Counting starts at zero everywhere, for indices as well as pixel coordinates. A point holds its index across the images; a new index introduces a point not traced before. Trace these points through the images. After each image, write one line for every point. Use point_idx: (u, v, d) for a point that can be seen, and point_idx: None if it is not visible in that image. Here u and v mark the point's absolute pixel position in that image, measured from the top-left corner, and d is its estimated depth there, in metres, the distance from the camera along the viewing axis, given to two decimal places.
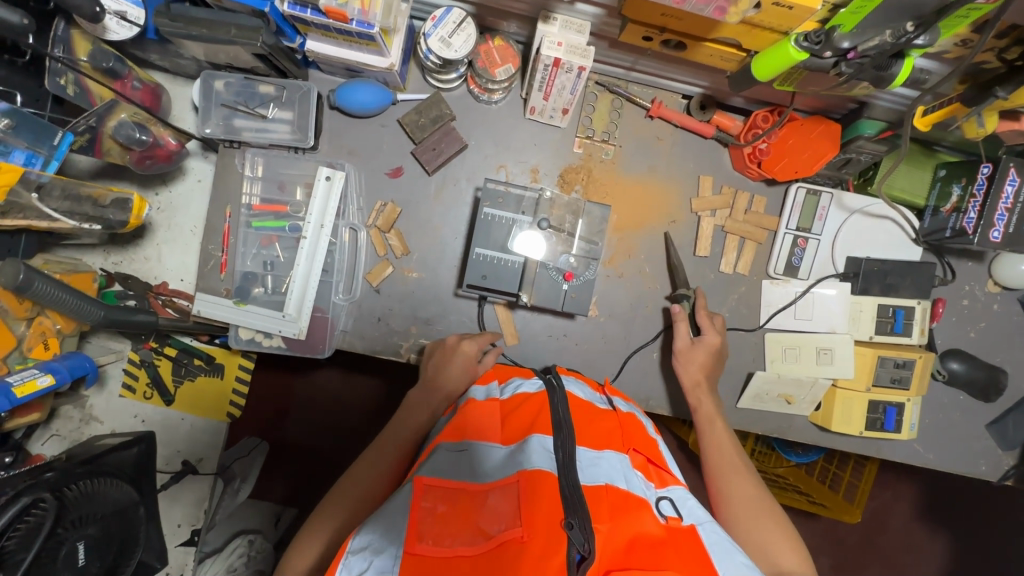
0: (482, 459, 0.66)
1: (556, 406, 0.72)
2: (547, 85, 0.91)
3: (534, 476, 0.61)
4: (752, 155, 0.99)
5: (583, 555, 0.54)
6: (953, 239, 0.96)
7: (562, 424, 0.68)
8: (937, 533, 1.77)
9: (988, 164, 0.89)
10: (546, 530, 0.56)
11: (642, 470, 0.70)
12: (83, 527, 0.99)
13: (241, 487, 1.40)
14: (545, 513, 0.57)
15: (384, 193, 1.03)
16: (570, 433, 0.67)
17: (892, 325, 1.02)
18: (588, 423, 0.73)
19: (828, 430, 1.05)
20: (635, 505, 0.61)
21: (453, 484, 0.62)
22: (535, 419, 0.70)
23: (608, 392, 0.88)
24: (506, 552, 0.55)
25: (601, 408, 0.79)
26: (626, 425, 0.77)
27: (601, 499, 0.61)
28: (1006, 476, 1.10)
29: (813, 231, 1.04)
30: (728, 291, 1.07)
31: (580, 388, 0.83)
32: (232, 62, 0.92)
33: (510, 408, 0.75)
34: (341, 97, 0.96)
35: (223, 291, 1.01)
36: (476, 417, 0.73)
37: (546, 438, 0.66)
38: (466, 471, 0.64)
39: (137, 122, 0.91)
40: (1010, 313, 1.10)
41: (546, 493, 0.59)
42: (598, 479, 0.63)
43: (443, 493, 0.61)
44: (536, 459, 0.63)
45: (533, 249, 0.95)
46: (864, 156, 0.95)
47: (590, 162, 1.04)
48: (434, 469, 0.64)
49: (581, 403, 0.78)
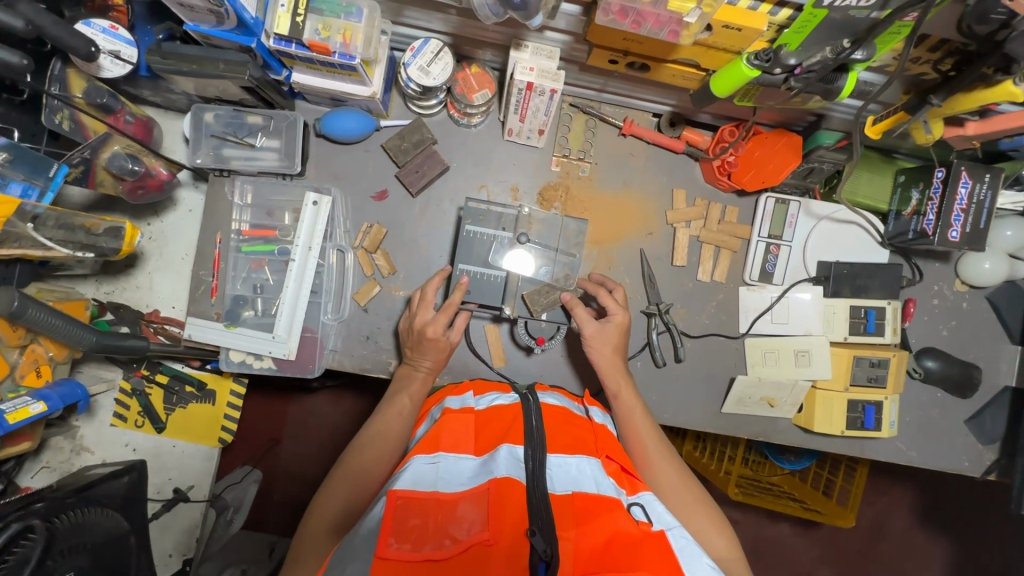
0: (453, 470, 0.69)
1: (528, 417, 0.76)
2: (522, 108, 0.95)
3: (504, 483, 0.63)
4: (721, 167, 1.05)
5: (547, 561, 0.55)
6: (917, 241, 1.00)
7: (533, 432, 0.72)
8: (935, 536, 1.81)
9: (942, 169, 0.94)
10: (512, 535, 0.59)
11: (614, 476, 0.73)
12: (72, 557, 0.99)
13: (234, 519, 1.47)
14: (513, 520, 0.60)
15: (369, 216, 1.06)
16: (541, 441, 0.70)
17: (865, 326, 1.04)
18: (557, 434, 0.76)
19: (811, 432, 1.08)
20: (604, 508, 0.64)
21: (426, 495, 0.64)
22: (508, 430, 0.74)
23: (586, 403, 0.93)
24: (472, 557, 0.57)
25: (576, 417, 0.85)
26: (600, 435, 0.81)
27: (569, 507, 0.63)
28: (988, 470, 1.13)
29: (784, 238, 1.08)
30: (706, 299, 1.10)
31: (556, 399, 0.88)
32: (221, 95, 0.95)
33: (486, 419, 0.79)
34: (325, 125, 1.00)
35: (213, 315, 1.03)
36: (447, 433, 0.75)
37: (516, 448, 0.70)
38: (438, 482, 0.67)
39: (129, 154, 0.93)
40: (980, 311, 1.14)
41: (513, 497, 0.62)
42: (568, 487, 0.67)
43: (416, 505, 0.62)
44: (505, 468, 0.66)
45: (516, 263, 0.99)
46: (826, 165, 0.99)
47: (567, 179, 1.09)
48: (409, 480, 0.66)
49: (556, 412, 0.83)
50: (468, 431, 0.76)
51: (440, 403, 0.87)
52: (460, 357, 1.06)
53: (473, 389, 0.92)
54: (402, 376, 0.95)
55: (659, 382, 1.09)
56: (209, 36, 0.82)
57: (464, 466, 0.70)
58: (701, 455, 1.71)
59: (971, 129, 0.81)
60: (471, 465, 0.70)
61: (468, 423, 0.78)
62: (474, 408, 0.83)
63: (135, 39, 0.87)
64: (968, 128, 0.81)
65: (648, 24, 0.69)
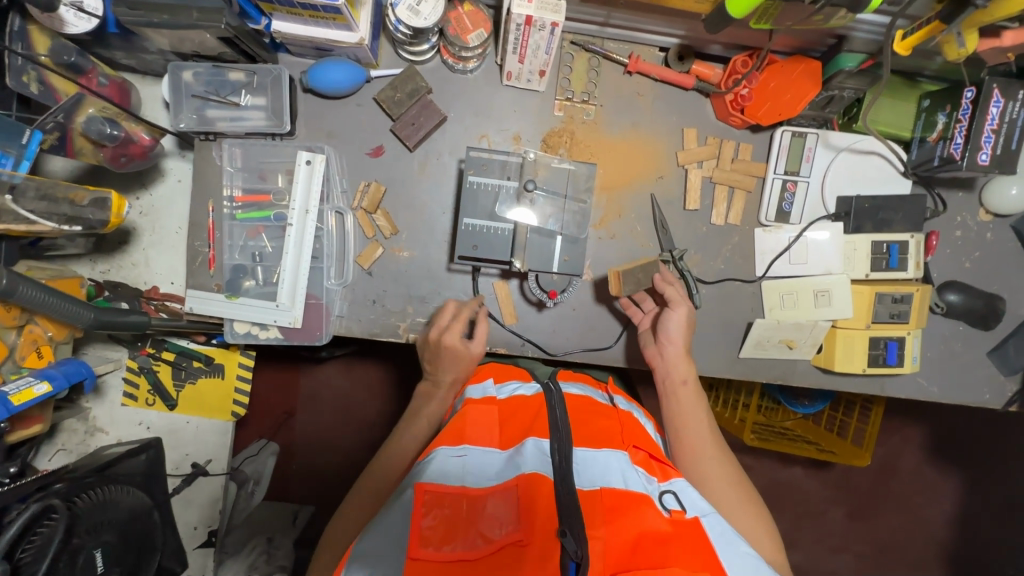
0: (480, 463, 0.72)
1: (551, 409, 0.80)
2: (522, 46, 0.89)
3: (534, 480, 0.68)
4: (734, 102, 0.99)
5: (578, 561, 0.61)
6: (942, 168, 0.96)
7: (559, 427, 0.76)
8: (947, 471, 1.83)
9: (972, 88, 0.88)
10: (543, 537, 0.63)
11: (644, 466, 0.76)
12: (98, 534, 1.02)
13: (257, 491, 1.57)
14: (543, 518, 0.65)
15: (367, 174, 1.01)
16: (566, 436, 0.74)
17: (887, 261, 1.01)
18: (583, 427, 0.80)
19: (832, 372, 1.06)
20: (633, 504, 0.68)
21: (453, 489, 0.68)
22: (533, 423, 0.78)
23: (611, 391, 1.00)
24: (504, 556, 0.62)
25: (603, 408, 0.88)
26: (625, 425, 0.85)
27: (598, 504, 0.68)
28: (1010, 401, 1.12)
29: (801, 174, 1.04)
30: (720, 243, 1.06)
31: (578, 388, 0.94)
32: (199, 49, 0.89)
33: (510, 412, 0.83)
34: (311, 78, 0.94)
35: (214, 287, 1.00)
36: (474, 424, 0.78)
37: (542, 441, 0.74)
38: (465, 476, 0.70)
39: (106, 117, 0.88)
40: (1004, 240, 1.10)
41: (542, 494, 0.67)
42: (595, 483, 0.70)
43: (442, 498, 0.67)
44: (531, 463, 0.70)
45: (521, 215, 0.94)
46: (847, 92, 0.94)
47: (571, 124, 1.03)
48: (436, 472, 0.69)
49: (581, 404, 0.87)
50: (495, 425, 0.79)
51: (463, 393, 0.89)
52: None
53: (494, 376, 0.94)
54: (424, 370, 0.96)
55: None
56: None
57: (491, 460, 0.73)
58: (715, 404, 1.71)
59: (1009, 39, 0.75)
60: (498, 460, 0.74)
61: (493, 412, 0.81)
62: (496, 397, 0.86)
63: None
64: (1005, 38, 0.76)
65: None
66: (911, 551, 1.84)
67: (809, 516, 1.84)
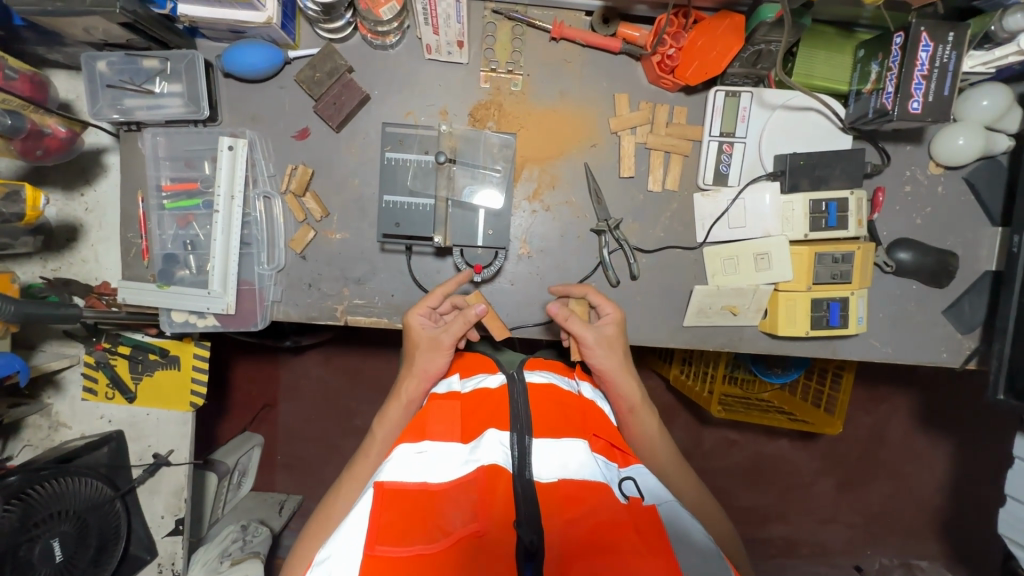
0: (441, 456, 0.74)
1: (515, 401, 0.81)
2: (432, 16, 0.87)
3: (493, 473, 0.69)
4: (662, 64, 0.96)
5: (533, 554, 0.61)
6: (877, 120, 0.92)
7: (519, 419, 0.77)
8: (932, 436, 1.80)
9: (900, 33, 0.84)
10: (501, 527, 0.64)
11: (605, 453, 0.80)
12: (57, 525, 1.08)
13: (242, 482, 1.70)
14: (502, 510, 0.66)
15: (294, 157, 1.01)
16: (526, 426, 0.75)
17: (826, 220, 0.98)
18: (546, 414, 0.80)
19: (777, 336, 1.04)
20: (593, 492, 0.68)
21: (414, 487, 0.69)
22: (493, 414, 0.79)
23: (577, 376, 0.97)
24: (463, 548, 0.62)
25: (569, 392, 0.88)
26: (587, 410, 0.86)
27: (556, 493, 0.68)
28: (968, 359, 1.09)
29: (737, 134, 1.01)
30: (659, 211, 1.04)
31: (543, 376, 0.89)
32: (108, 38, 0.88)
33: (473, 405, 0.83)
34: (227, 62, 0.93)
35: (149, 278, 1.01)
36: (437, 420, 0.80)
37: (502, 434, 0.75)
38: (426, 472, 0.71)
39: (8, 109, 0.83)
40: (956, 194, 1.07)
41: (499, 486, 0.68)
42: (554, 474, 0.71)
43: (402, 494, 0.68)
44: (491, 456, 0.71)
45: (492, 199, 1.00)
46: (774, 45, 0.92)
47: (499, 96, 1.01)
48: (396, 471, 0.71)
49: (545, 389, 0.85)
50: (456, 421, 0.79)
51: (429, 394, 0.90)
52: (407, 296, 1.03)
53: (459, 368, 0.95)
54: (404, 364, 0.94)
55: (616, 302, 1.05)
56: None
57: (452, 453, 0.74)
58: (687, 378, 1.69)
59: None
60: (459, 453, 0.74)
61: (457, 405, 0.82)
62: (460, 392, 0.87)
63: None
64: None
65: None
66: (899, 518, 1.82)
67: (793, 486, 1.83)
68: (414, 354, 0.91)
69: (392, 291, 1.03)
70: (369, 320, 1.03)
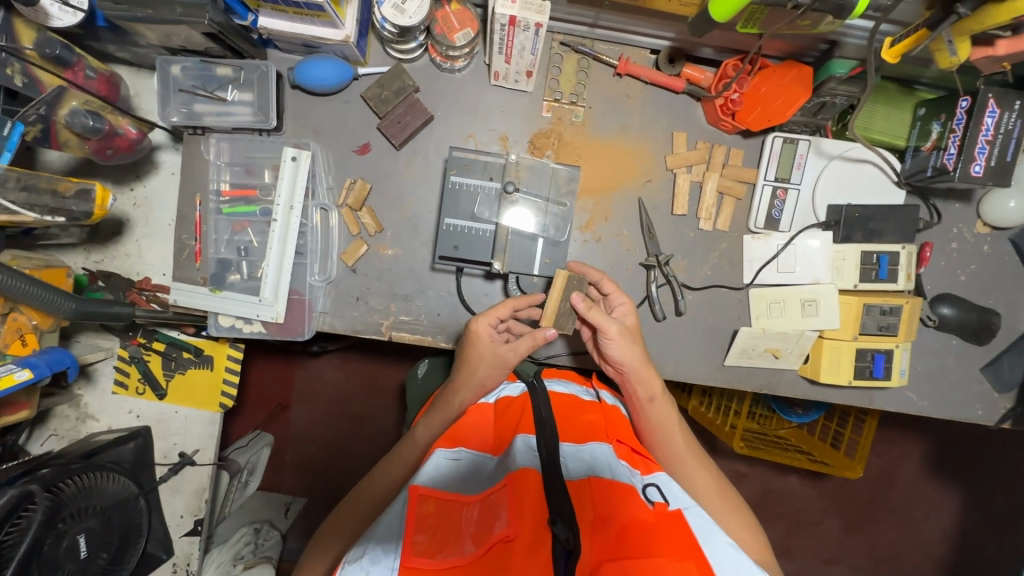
0: (472, 467, 0.73)
1: (539, 405, 0.77)
2: (507, 46, 0.88)
3: (522, 475, 0.63)
4: (724, 107, 0.97)
5: (569, 550, 0.56)
6: (935, 178, 0.94)
7: (544, 422, 0.73)
8: (946, 486, 1.80)
9: (966, 97, 0.86)
10: (533, 530, 0.59)
11: (628, 460, 0.76)
12: (82, 521, 1.06)
13: (251, 480, 1.60)
14: (532, 512, 0.60)
15: (352, 171, 1.02)
16: (552, 431, 0.70)
17: (877, 272, 1.00)
18: (571, 420, 0.80)
19: (818, 383, 1.04)
20: (620, 493, 0.65)
21: (447, 494, 0.66)
22: (520, 421, 0.77)
23: (594, 386, 0.97)
24: (495, 555, 0.58)
25: (585, 402, 0.88)
26: (609, 418, 0.85)
27: (586, 494, 0.65)
28: (1003, 418, 1.09)
29: (792, 181, 1.02)
30: (709, 249, 1.05)
31: (563, 386, 0.91)
32: (187, 45, 0.90)
33: (501, 414, 0.84)
34: (299, 74, 0.94)
35: (199, 280, 1.01)
36: (465, 428, 0.80)
37: (530, 438, 0.71)
38: (458, 480, 0.70)
39: (90, 110, 0.87)
40: (1002, 254, 1.08)
41: (530, 485, 0.62)
42: (582, 471, 0.68)
43: (437, 502, 0.65)
44: (522, 459, 0.66)
45: (523, 219, 0.98)
46: (839, 99, 0.92)
47: (560, 125, 1.02)
48: (428, 479, 0.68)
49: (565, 400, 0.85)
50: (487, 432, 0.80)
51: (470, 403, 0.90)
52: (452, 316, 1.03)
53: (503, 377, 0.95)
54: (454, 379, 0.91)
55: (660, 337, 1.05)
56: None
57: (484, 465, 0.73)
58: (707, 410, 1.69)
59: (1001, 49, 0.73)
60: (491, 465, 0.73)
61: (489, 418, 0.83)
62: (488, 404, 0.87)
63: None
64: (998, 47, 0.73)
65: None
66: (906, 565, 1.81)
67: (803, 526, 1.82)
68: (473, 362, 0.88)
69: (439, 310, 1.03)
70: (414, 337, 1.03)
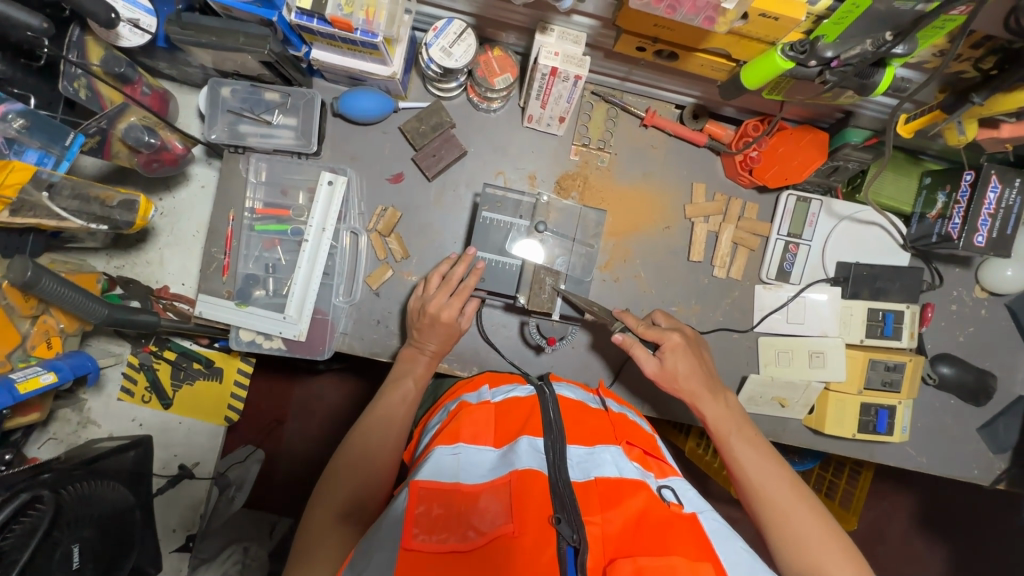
0: (474, 460, 0.68)
1: (546, 408, 0.74)
2: (545, 93, 0.93)
3: (526, 475, 0.63)
4: (743, 162, 1.02)
5: (575, 547, 0.56)
6: (939, 244, 0.99)
7: (551, 423, 0.71)
8: (935, 544, 1.80)
9: (971, 171, 0.92)
10: (537, 527, 0.58)
11: (639, 462, 0.72)
12: (77, 529, 1.00)
13: (234, 496, 1.49)
14: (537, 509, 0.60)
15: (385, 198, 1.05)
16: (560, 433, 0.70)
17: (882, 329, 1.04)
18: (579, 423, 0.76)
19: (822, 433, 1.07)
20: (629, 490, 0.64)
21: (448, 486, 0.63)
22: (527, 421, 0.73)
23: (601, 394, 0.91)
24: (498, 547, 0.57)
25: (592, 408, 0.83)
26: (618, 424, 0.80)
27: (594, 492, 0.63)
28: (998, 479, 1.11)
29: (804, 237, 1.07)
30: (721, 296, 1.09)
31: (572, 391, 0.86)
32: (239, 70, 0.94)
33: (505, 411, 0.78)
34: (343, 105, 0.99)
35: (224, 294, 1.02)
36: (466, 424, 0.73)
37: (536, 439, 0.69)
38: (459, 473, 0.66)
39: (146, 126, 0.96)
40: (998, 318, 1.13)
41: (537, 486, 0.62)
42: (590, 473, 0.66)
43: (438, 495, 0.62)
44: (526, 460, 0.65)
45: (531, 252, 1.00)
46: (852, 164, 0.96)
47: (586, 169, 1.07)
48: (431, 470, 0.65)
49: (573, 405, 0.80)
50: (487, 425, 0.74)
51: (456, 398, 0.84)
52: (470, 343, 1.05)
53: (487, 381, 0.89)
54: (407, 358, 0.95)
55: None
56: (229, 8, 0.82)
57: (484, 458, 0.69)
58: None
59: (1006, 132, 0.79)
60: (491, 458, 0.69)
61: (490, 414, 0.76)
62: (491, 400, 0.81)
63: (154, 7, 0.86)
64: (1003, 130, 0.79)
65: (683, 9, 0.67)
66: None
67: None
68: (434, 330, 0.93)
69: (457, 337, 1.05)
70: None
